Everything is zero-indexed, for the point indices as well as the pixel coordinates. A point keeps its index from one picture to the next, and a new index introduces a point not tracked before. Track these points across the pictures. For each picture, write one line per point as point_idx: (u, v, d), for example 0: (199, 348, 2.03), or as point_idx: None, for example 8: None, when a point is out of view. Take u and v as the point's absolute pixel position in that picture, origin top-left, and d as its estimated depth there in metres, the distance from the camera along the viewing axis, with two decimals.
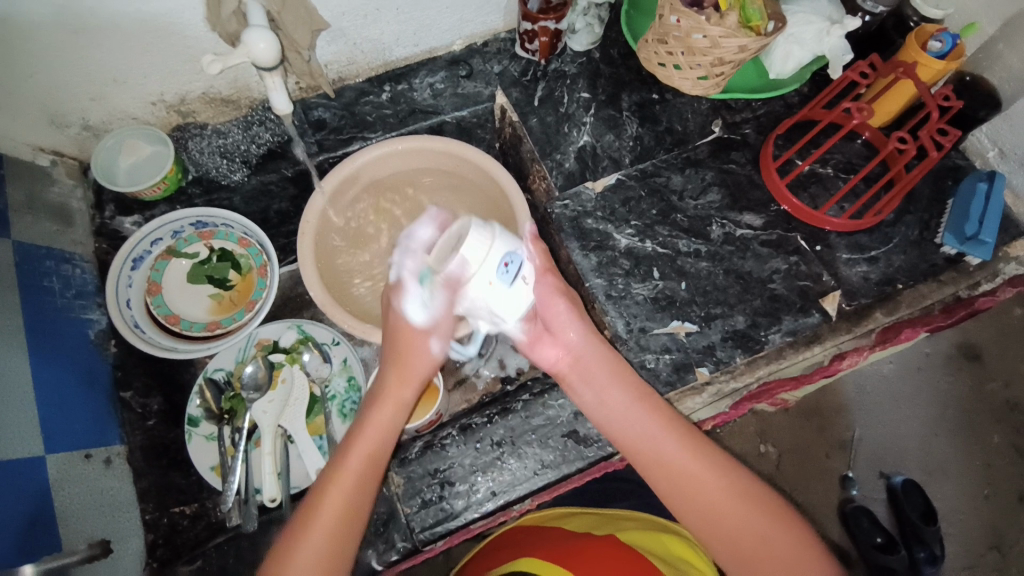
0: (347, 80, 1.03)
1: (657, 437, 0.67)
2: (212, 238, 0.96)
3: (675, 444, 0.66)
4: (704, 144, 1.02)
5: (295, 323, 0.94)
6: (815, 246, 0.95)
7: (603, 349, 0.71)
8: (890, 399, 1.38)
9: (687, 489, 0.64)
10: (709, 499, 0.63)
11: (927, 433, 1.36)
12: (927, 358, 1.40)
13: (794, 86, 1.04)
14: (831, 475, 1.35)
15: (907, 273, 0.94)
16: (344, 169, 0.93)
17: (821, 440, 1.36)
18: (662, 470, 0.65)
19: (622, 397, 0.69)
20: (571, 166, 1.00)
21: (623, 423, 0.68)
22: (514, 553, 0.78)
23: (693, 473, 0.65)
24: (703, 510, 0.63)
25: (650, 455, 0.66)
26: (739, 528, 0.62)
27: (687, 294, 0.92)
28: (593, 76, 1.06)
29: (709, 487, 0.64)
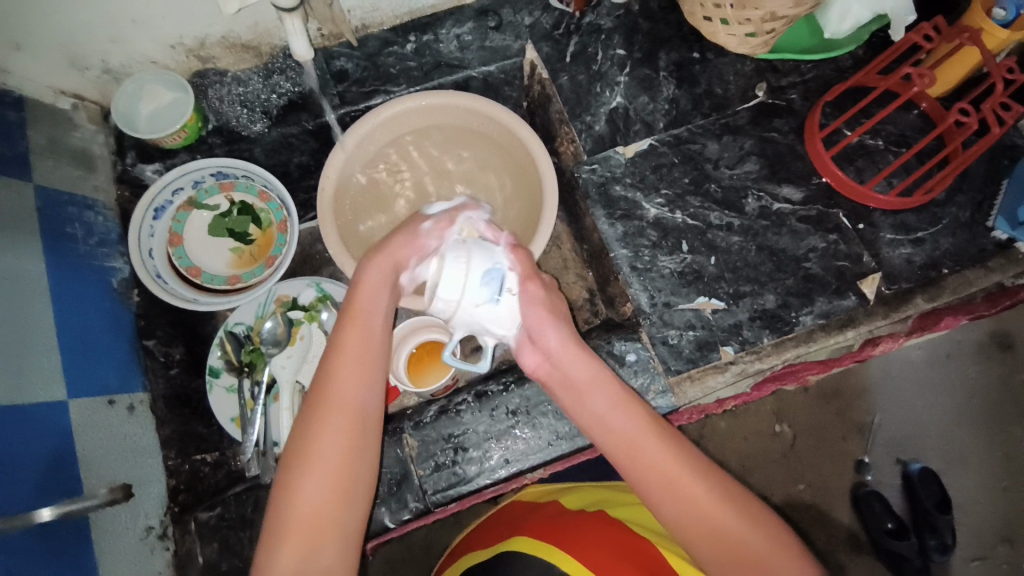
0: (371, 28, 0.99)
1: (637, 442, 0.65)
2: (232, 191, 0.96)
3: (657, 447, 0.64)
4: (746, 109, 0.96)
5: (314, 281, 0.94)
6: (857, 225, 0.89)
7: (583, 353, 0.68)
8: (914, 385, 1.34)
9: (667, 493, 0.62)
10: (692, 503, 0.62)
11: (949, 420, 1.32)
12: (957, 344, 1.35)
13: (849, 47, 0.95)
14: (846, 457, 1.33)
15: (954, 258, 0.88)
16: (366, 122, 0.89)
17: (839, 422, 1.34)
18: (642, 468, 0.64)
19: (602, 402, 0.67)
20: (601, 129, 0.96)
21: (603, 418, 0.67)
22: (507, 532, 0.80)
23: (676, 477, 0.63)
24: (683, 511, 0.62)
25: (631, 460, 0.64)
26: (721, 530, 0.60)
27: (715, 269, 0.88)
28: (630, 32, 0.99)
29: (688, 488, 0.62)
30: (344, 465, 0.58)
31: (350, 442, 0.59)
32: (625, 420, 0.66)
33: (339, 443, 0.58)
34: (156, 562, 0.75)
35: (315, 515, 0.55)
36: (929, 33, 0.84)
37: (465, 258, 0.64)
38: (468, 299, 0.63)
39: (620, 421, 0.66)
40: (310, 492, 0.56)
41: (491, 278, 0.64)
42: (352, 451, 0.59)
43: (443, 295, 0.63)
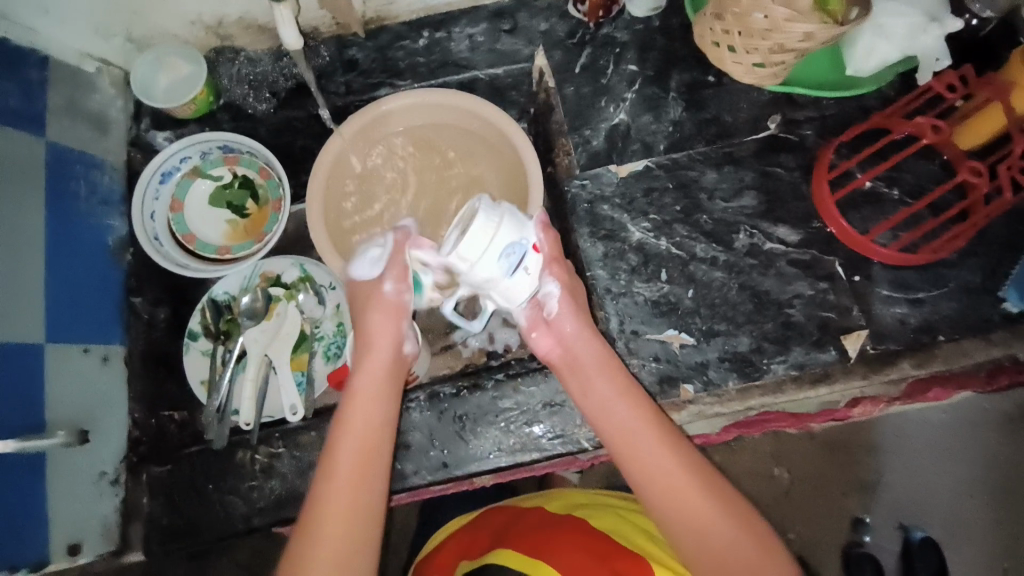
0: (385, 21, 1.01)
1: (634, 434, 0.67)
2: (235, 165, 0.99)
3: (654, 443, 0.67)
4: (752, 141, 0.91)
5: (299, 261, 0.97)
6: (851, 277, 0.84)
7: (594, 341, 0.71)
8: (927, 450, 1.25)
9: (664, 487, 0.65)
10: (680, 499, 0.64)
11: (959, 495, 1.23)
12: (985, 415, 1.25)
13: (870, 88, 0.90)
14: (842, 514, 1.26)
15: (953, 325, 0.82)
16: (367, 113, 0.93)
17: (841, 475, 1.27)
18: (638, 463, 0.66)
19: (606, 394, 0.70)
20: (598, 145, 0.94)
21: (607, 409, 0.69)
22: (489, 542, 0.79)
23: (668, 472, 0.65)
24: (673, 508, 0.64)
25: (630, 452, 0.67)
26: (704, 528, 0.63)
27: (692, 303, 0.85)
28: (644, 48, 0.97)
29: (681, 486, 0.64)
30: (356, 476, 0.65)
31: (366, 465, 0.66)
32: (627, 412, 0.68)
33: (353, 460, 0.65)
34: (104, 504, 0.81)
35: (342, 516, 0.63)
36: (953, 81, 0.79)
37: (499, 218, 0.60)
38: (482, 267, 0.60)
39: (623, 412, 0.69)
40: (336, 501, 0.63)
41: (512, 257, 0.61)
42: (362, 466, 0.65)
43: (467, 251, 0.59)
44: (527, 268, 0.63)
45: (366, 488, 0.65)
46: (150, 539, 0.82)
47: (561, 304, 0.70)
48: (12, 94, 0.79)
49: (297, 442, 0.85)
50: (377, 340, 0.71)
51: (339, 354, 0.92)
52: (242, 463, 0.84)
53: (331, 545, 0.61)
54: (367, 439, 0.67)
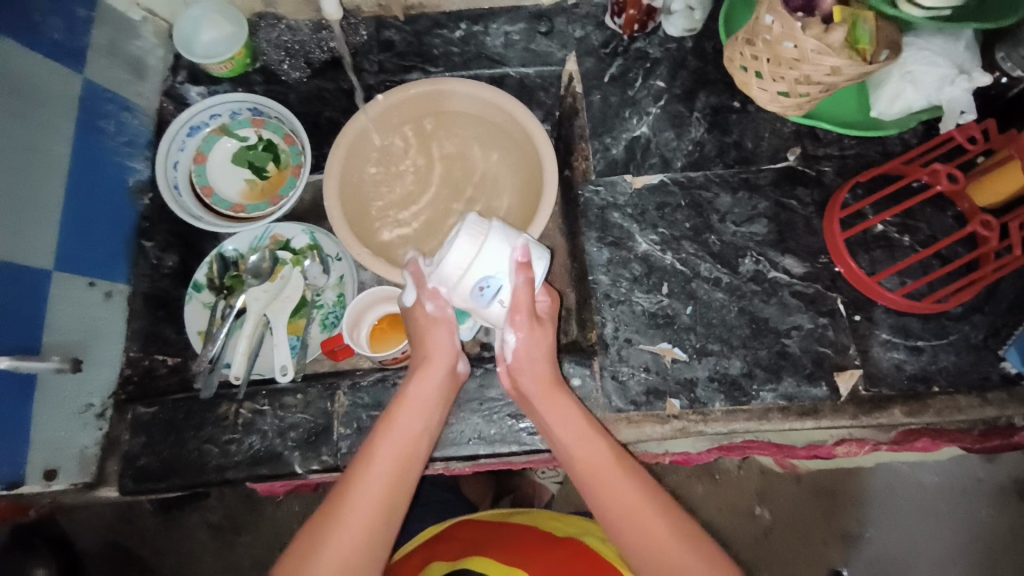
0: (426, 8, 1.03)
1: (606, 469, 0.68)
2: (262, 128, 1.02)
3: (627, 486, 0.67)
4: (771, 170, 0.92)
5: (309, 228, 0.98)
6: (853, 315, 0.84)
7: (560, 390, 0.73)
8: (916, 509, 1.22)
9: (630, 527, 0.64)
10: (657, 539, 0.63)
11: (941, 562, 1.20)
12: (976, 482, 1.23)
13: (893, 131, 0.90)
14: (821, 563, 1.24)
15: (950, 377, 0.81)
16: (394, 95, 0.94)
17: (823, 524, 1.25)
18: (611, 504, 0.66)
19: (579, 429, 0.71)
20: (617, 154, 0.95)
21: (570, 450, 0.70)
22: (467, 549, 0.84)
23: (645, 514, 0.65)
24: (644, 548, 0.63)
25: (597, 484, 0.67)
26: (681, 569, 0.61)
27: (688, 319, 0.85)
28: (675, 66, 0.98)
29: (656, 524, 0.64)
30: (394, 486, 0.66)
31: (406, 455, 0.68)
32: (598, 447, 0.69)
33: (388, 470, 0.66)
34: (85, 436, 0.82)
35: (381, 492, 0.65)
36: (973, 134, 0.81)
37: (482, 237, 0.66)
38: (458, 292, 0.68)
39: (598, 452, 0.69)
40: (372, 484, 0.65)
41: (483, 289, 0.68)
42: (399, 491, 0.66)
43: (450, 265, 0.66)
44: (500, 301, 0.69)
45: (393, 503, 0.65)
46: (124, 477, 0.81)
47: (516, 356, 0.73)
48: (57, 27, 0.81)
49: (281, 402, 0.83)
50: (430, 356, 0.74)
51: (336, 324, 0.95)
52: (225, 416, 0.82)
53: (361, 518, 0.63)
54: (410, 444, 0.69)
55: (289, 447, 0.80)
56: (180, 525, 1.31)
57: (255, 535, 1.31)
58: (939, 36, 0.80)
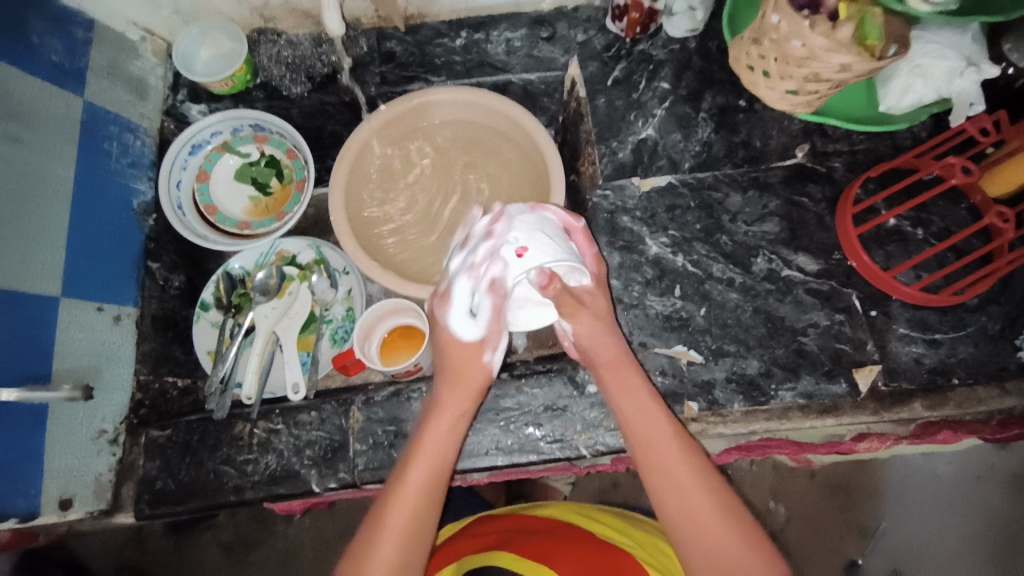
0: (427, 18, 1.03)
1: (660, 441, 0.70)
2: (264, 143, 1.02)
3: (684, 468, 0.69)
4: (780, 167, 0.92)
5: (315, 244, 0.97)
6: (869, 311, 0.83)
7: (624, 363, 0.74)
8: (935, 501, 1.17)
9: (684, 512, 0.68)
10: (692, 503, 0.68)
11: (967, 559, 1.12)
12: None
13: (902, 126, 0.89)
14: (837, 556, 1.23)
15: (970, 369, 0.80)
16: (396, 105, 0.93)
17: (840, 519, 1.25)
18: (664, 476, 0.69)
19: (638, 407, 0.72)
20: (624, 157, 0.94)
21: (634, 422, 0.72)
22: (490, 543, 0.83)
23: (688, 487, 0.68)
24: (698, 532, 0.67)
25: (655, 463, 0.70)
26: (709, 531, 0.66)
27: (704, 321, 0.84)
28: (679, 67, 0.98)
29: (707, 511, 0.67)
30: (431, 484, 0.70)
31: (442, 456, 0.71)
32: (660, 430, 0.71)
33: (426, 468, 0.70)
34: (98, 463, 0.80)
35: (417, 492, 0.69)
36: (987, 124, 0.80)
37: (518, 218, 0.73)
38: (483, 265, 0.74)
39: (653, 426, 0.71)
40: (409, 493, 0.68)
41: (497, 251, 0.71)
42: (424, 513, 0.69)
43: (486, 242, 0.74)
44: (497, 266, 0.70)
45: (426, 512, 0.69)
46: (141, 501, 0.80)
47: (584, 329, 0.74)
48: (55, 49, 0.81)
49: (296, 420, 0.81)
50: (465, 376, 0.73)
51: (346, 339, 0.94)
52: (240, 436, 0.81)
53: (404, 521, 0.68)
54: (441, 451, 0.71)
55: (305, 465, 0.79)
56: (191, 545, 1.29)
57: (268, 552, 1.30)
58: (945, 27, 0.80)
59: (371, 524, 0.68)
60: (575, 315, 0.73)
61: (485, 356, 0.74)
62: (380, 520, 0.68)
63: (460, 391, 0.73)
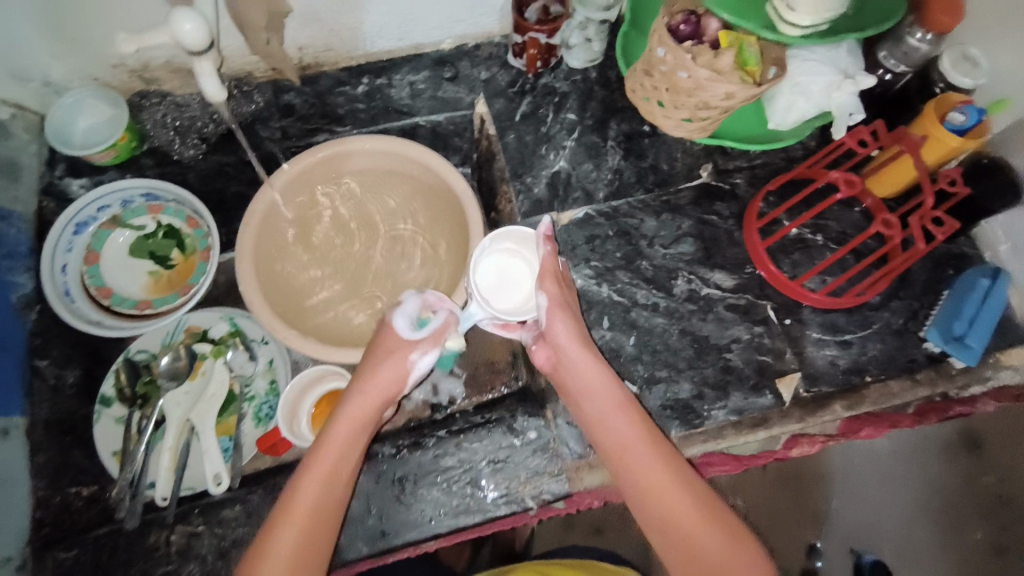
0: (325, 67, 1.00)
1: (628, 440, 0.71)
2: (160, 213, 0.95)
3: (648, 452, 0.70)
4: (688, 188, 0.95)
5: (228, 314, 0.92)
6: (784, 320, 0.86)
7: (589, 353, 0.74)
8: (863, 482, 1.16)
9: (651, 498, 0.69)
10: (659, 489, 0.68)
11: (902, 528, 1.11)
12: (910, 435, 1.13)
13: (790, 141, 0.93)
14: (795, 540, 1.27)
15: (880, 365, 0.84)
16: (302, 160, 0.90)
17: (794, 504, 1.28)
18: (628, 466, 0.70)
19: (604, 405, 0.73)
20: (540, 192, 0.94)
21: (598, 414, 0.73)
22: None
23: (653, 474, 0.69)
24: (665, 514, 0.68)
25: (620, 456, 0.71)
26: (672, 506, 0.68)
27: (634, 350, 0.85)
28: (584, 98, 1.00)
29: (671, 493, 0.68)
30: (344, 462, 0.70)
31: (355, 427, 0.72)
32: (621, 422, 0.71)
33: (339, 443, 0.70)
34: None
35: (327, 474, 0.69)
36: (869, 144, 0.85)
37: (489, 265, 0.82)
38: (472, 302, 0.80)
39: (616, 428, 0.71)
40: (316, 470, 0.68)
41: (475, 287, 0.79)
42: (318, 524, 0.66)
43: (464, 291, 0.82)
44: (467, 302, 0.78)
45: (338, 482, 0.69)
46: None
47: (549, 315, 0.74)
48: None
49: (218, 517, 0.78)
50: (388, 359, 0.74)
51: (271, 416, 0.87)
52: (156, 545, 0.77)
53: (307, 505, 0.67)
54: (360, 421, 0.72)
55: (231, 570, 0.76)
56: None
57: None
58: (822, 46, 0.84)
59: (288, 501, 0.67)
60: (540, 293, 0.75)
61: (413, 358, 0.74)
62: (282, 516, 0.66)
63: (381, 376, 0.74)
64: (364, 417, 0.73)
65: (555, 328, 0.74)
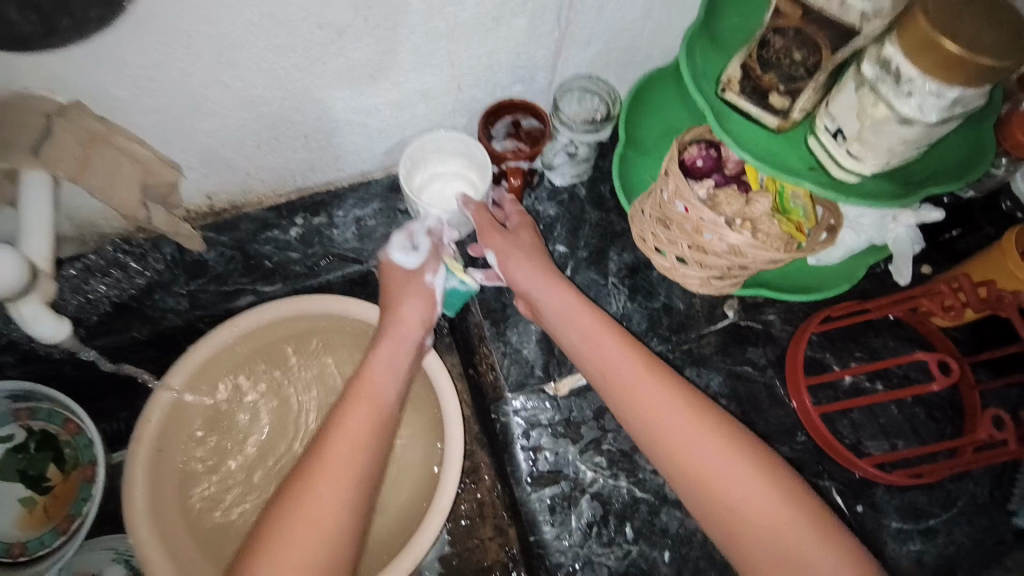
0: (245, 207, 0.78)
1: (651, 397, 0.57)
2: (31, 418, 0.71)
3: (685, 414, 0.56)
4: (713, 332, 0.77)
5: (125, 555, 0.73)
6: (853, 505, 0.69)
7: (591, 313, 0.63)
8: None
9: (696, 473, 0.53)
10: (701, 454, 0.53)
11: None
12: None
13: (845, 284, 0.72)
14: None
15: (974, 559, 0.67)
16: (223, 337, 0.70)
17: None
18: (657, 440, 0.56)
19: (629, 381, 0.58)
20: (532, 354, 0.75)
21: (612, 377, 0.59)
22: None
23: (689, 433, 0.55)
24: (712, 490, 0.53)
25: (647, 422, 0.56)
26: (720, 473, 0.53)
27: (671, 568, 0.67)
28: (573, 224, 0.82)
29: (711, 454, 0.53)
30: (343, 479, 0.53)
31: (354, 447, 0.55)
32: (649, 382, 0.58)
33: (338, 467, 0.53)
34: None
35: (322, 499, 0.51)
36: (952, 304, 0.65)
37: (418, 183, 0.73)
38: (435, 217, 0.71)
39: (647, 400, 0.57)
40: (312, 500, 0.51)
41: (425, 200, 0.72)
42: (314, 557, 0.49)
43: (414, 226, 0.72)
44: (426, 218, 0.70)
45: (342, 492, 0.52)
46: None
47: (502, 261, 0.68)
48: None
49: None
50: (389, 345, 0.64)
51: None
52: None
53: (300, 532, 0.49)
54: (368, 423, 0.57)
55: None
56: None
57: None
58: None
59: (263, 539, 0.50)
60: (491, 237, 0.69)
61: (428, 279, 0.68)
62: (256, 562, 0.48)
63: (391, 355, 0.63)
64: (360, 425, 0.57)
65: (520, 278, 0.67)
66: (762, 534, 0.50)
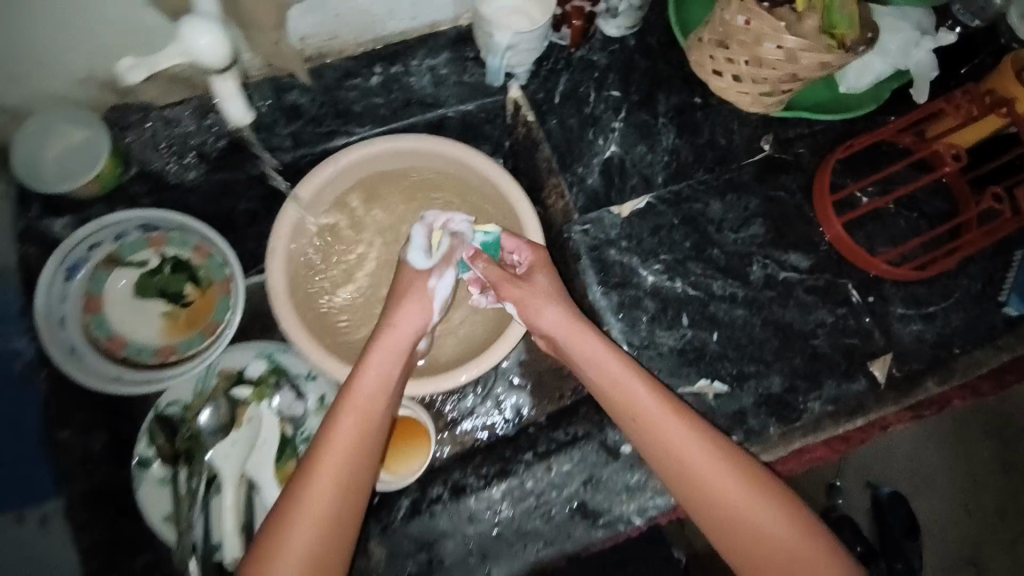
0: (328, 57, 0.86)
1: (647, 413, 0.67)
2: (163, 244, 0.83)
3: (666, 414, 0.67)
4: (751, 164, 0.88)
5: (264, 351, 0.84)
6: (866, 297, 0.83)
7: (582, 327, 0.71)
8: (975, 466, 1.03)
9: (677, 470, 0.66)
10: (682, 459, 0.65)
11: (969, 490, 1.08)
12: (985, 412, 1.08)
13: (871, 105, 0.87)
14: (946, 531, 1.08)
15: (964, 335, 0.82)
16: (329, 168, 0.80)
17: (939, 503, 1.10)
18: (646, 430, 0.67)
19: (623, 387, 0.68)
20: (595, 182, 0.86)
21: (611, 378, 0.69)
22: None
23: (675, 443, 0.66)
24: (691, 489, 0.65)
25: (642, 433, 0.67)
26: (700, 476, 0.65)
27: (719, 346, 0.80)
28: (626, 70, 0.90)
29: (692, 453, 0.65)
30: (357, 451, 0.63)
31: (363, 426, 0.64)
32: (644, 396, 0.68)
33: (344, 451, 0.62)
34: None
35: (335, 488, 0.61)
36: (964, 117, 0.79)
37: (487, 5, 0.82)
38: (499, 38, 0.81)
39: (646, 405, 0.67)
40: (324, 470, 0.61)
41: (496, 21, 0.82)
42: (331, 524, 0.60)
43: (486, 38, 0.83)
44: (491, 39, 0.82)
45: (354, 470, 0.62)
46: None
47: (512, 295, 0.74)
48: None
49: None
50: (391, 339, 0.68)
51: None
52: None
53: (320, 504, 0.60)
54: (372, 416, 0.64)
55: None
56: None
57: None
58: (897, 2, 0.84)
59: (293, 490, 0.61)
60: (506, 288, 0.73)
61: (431, 283, 0.70)
62: (288, 513, 0.59)
63: (390, 354, 0.67)
64: (365, 415, 0.64)
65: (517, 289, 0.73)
66: (725, 514, 0.64)
